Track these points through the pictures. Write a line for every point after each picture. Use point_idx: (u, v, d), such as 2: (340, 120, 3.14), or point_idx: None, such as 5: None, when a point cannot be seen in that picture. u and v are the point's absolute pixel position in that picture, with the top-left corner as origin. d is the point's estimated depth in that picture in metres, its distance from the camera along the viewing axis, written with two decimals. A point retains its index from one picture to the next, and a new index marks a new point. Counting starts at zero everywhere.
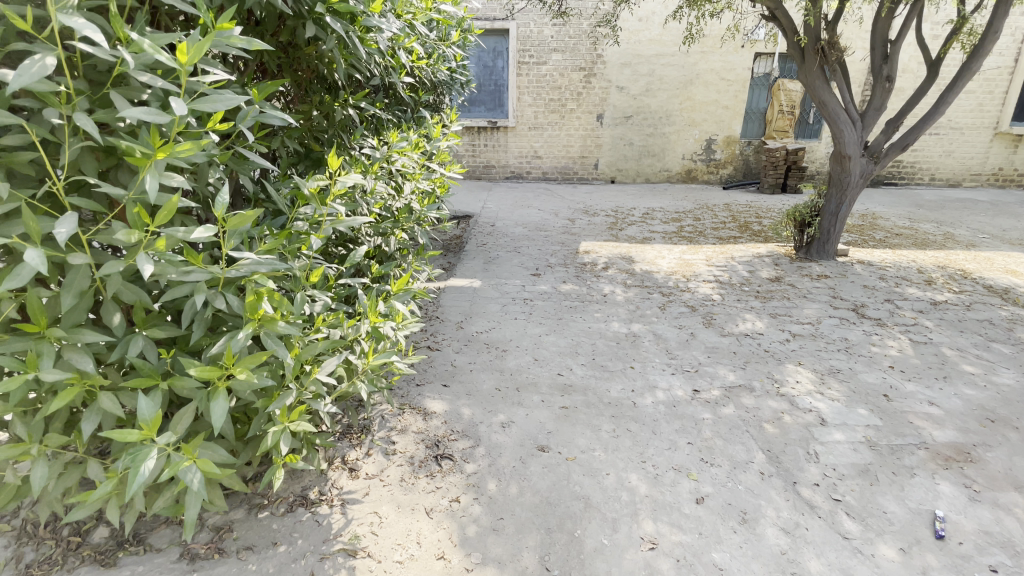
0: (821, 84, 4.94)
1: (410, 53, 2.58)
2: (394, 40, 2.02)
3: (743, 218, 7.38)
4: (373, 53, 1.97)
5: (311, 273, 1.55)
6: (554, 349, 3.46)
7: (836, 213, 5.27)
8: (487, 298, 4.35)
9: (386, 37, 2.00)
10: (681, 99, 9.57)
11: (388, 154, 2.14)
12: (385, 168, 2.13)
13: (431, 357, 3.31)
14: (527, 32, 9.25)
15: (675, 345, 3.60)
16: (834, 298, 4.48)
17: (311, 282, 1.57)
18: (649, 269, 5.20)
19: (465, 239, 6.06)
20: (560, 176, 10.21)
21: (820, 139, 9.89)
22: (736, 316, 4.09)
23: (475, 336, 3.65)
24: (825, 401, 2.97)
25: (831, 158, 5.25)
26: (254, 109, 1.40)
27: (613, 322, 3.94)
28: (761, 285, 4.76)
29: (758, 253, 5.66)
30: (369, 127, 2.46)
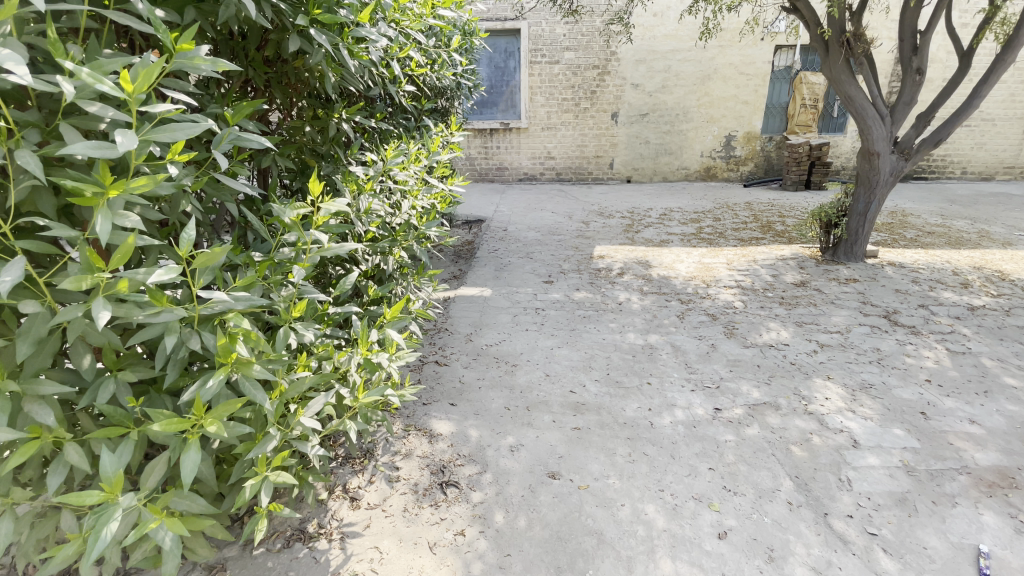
0: (847, 78, 4.69)
1: (409, 62, 2.48)
2: (388, 51, 1.92)
3: (765, 217, 7.13)
4: (366, 64, 1.88)
5: (296, 305, 1.45)
6: (566, 363, 3.32)
7: (865, 212, 5.01)
8: (498, 308, 4.24)
9: (379, 47, 1.90)
10: (698, 95, 9.31)
11: (383, 171, 2.03)
12: (381, 185, 2.02)
13: (439, 373, 3.20)
14: (539, 31, 9.10)
15: (694, 358, 3.43)
16: (864, 304, 4.24)
17: (297, 314, 1.47)
18: (667, 274, 5.02)
19: (477, 246, 5.96)
20: (574, 176, 10.03)
21: (845, 133, 9.53)
22: (759, 326, 3.90)
23: (485, 349, 3.53)
24: (857, 421, 2.78)
25: (858, 155, 5.00)
26: (231, 132, 1.30)
27: (629, 333, 3.79)
28: (785, 290, 4.55)
29: (781, 255, 5.43)
30: (368, 140, 2.37)
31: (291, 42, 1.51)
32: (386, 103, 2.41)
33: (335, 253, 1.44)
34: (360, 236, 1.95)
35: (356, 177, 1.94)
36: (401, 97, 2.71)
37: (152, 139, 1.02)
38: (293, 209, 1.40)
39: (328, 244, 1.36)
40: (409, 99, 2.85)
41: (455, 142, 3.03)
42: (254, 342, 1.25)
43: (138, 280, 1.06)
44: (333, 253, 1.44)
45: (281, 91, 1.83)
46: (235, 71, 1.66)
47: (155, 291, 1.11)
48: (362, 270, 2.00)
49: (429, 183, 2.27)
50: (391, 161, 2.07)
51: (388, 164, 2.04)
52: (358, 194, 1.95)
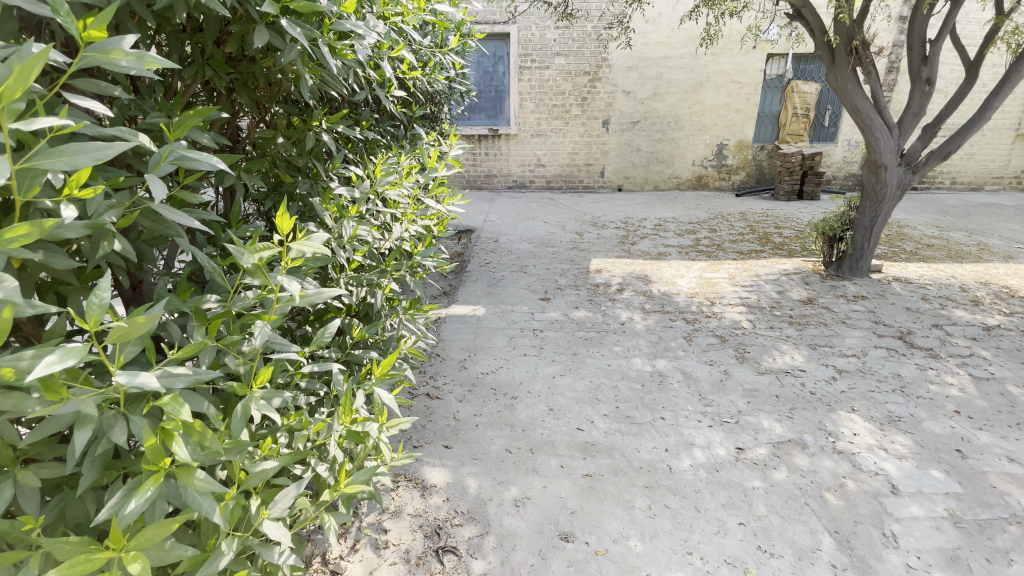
0: (854, 88, 4.53)
1: (401, 63, 2.20)
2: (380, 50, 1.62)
3: (761, 228, 6.96)
4: (352, 63, 1.57)
5: (257, 375, 1.13)
6: (571, 395, 3.03)
7: (871, 226, 4.85)
8: (493, 329, 3.93)
9: (366, 43, 1.59)
10: (690, 103, 9.17)
11: (373, 190, 1.73)
12: (371, 209, 1.71)
13: (431, 408, 2.89)
14: (528, 35, 8.88)
15: (708, 387, 3.16)
16: (877, 324, 4.05)
17: (260, 384, 1.14)
18: (669, 290, 4.77)
19: (466, 259, 5.66)
20: (564, 185, 9.78)
21: (836, 142, 9.47)
22: (771, 348, 3.66)
23: (481, 378, 3.22)
24: (891, 461, 2.57)
25: (863, 167, 4.83)
26: (171, 150, 1.00)
27: (635, 358, 3.51)
28: (794, 308, 4.34)
29: (784, 269, 5.23)
30: (353, 152, 2.07)
31: (258, 35, 1.20)
32: (372, 112, 2.10)
33: (310, 305, 1.11)
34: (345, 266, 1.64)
35: (337, 200, 1.63)
36: (389, 104, 2.40)
37: (43, 167, 0.71)
38: (254, 253, 1.02)
39: (293, 293, 1.01)
40: (399, 105, 2.54)
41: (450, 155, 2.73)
42: (198, 433, 0.92)
43: (25, 366, 0.74)
44: (305, 305, 1.11)
45: (249, 97, 1.52)
46: (188, 70, 1.34)
47: (55, 380, 0.78)
48: (348, 305, 1.69)
49: (425, 204, 1.95)
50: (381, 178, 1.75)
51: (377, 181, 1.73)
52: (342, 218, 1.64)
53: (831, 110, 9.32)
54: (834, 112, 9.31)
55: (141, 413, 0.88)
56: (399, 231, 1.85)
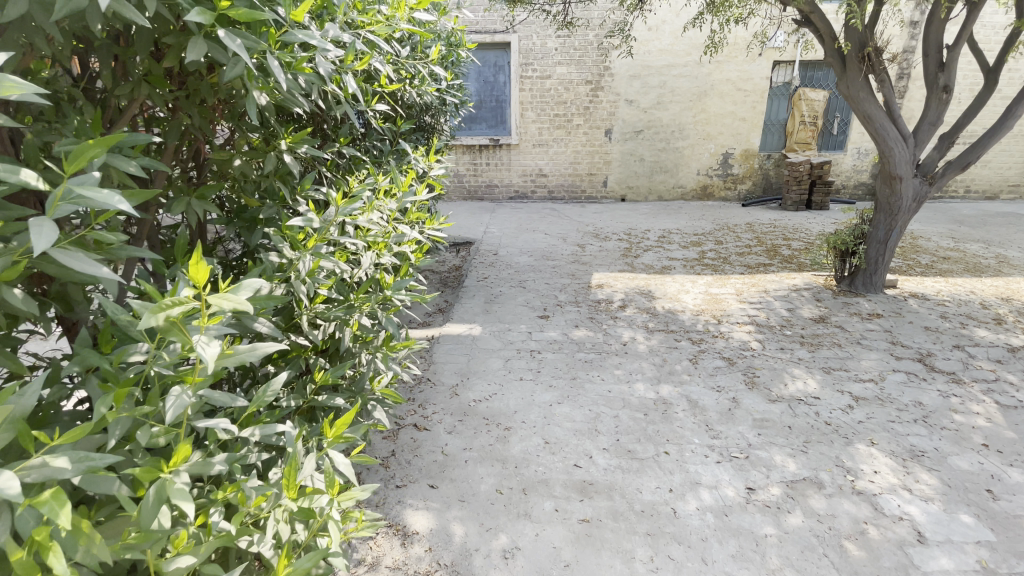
0: (866, 96, 4.34)
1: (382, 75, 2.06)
2: (348, 63, 1.45)
3: (769, 240, 6.75)
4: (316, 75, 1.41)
5: (175, 452, 0.94)
6: (568, 426, 2.84)
7: (886, 240, 4.65)
8: (488, 351, 3.74)
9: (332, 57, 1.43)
10: (695, 111, 9.00)
11: (343, 216, 1.52)
12: (339, 238, 1.52)
13: (417, 442, 2.70)
14: (530, 44, 8.77)
15: (715, 417, 2.96)
16: (894, 345, 3.83)
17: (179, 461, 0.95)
18: (673, 307, 4.57)
19: (464, 273, 5.50)
20: (567, 195, 9.62)
21: (845, 151, 9.25)
22: (782, 373, 3.46)
23: (473, 406, 3.03)
24: (916, 504, 2.35)
25: (877, 178, 4.63)
26: (63, 188, 0.81)
27: (638, 384, 3.31)
28: (805, 328, 4.13)
29: (794, 285, 5.02)
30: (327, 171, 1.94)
31: (194, 48, 1.05)
32: (350, 128, 1.97)
33: (242, 363, 0.94)
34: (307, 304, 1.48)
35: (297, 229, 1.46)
36: (369, 117, 2.25)
37: None
38: (159, 312, 0.81)
39: (210, 362, 0.82)
40: (382, 120, 2.40)
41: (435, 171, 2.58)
42: (86, 538, 0.77)
43: None
44: (237, 362, 0.94)
45: (204, 115, 1.40)
46: (123, 88, 1.22)
47: None
48: (313, 344, 1.55)
49: (402, 229, 1.72)
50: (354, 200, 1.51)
51: (347, 207, 1.51)
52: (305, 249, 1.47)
53: (839, 118, 9.12)
54: (842, 120, 9.12)
55: (22, 505, 0.72)
56: (375, 258, 1.62)
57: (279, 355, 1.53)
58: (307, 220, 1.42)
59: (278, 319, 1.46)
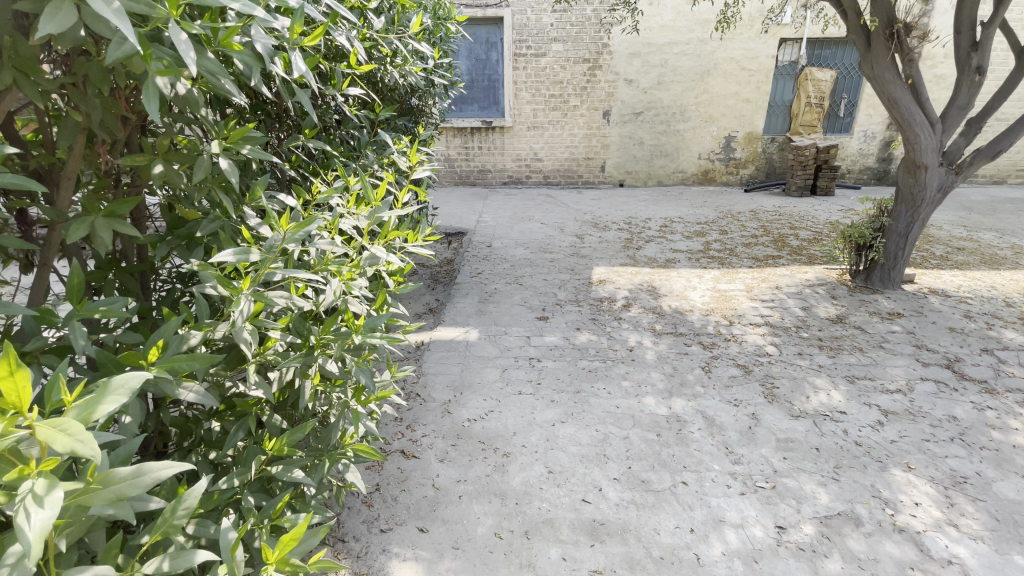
0: (891, 78, 4.00)
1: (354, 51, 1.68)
2: (296, 35, 1.09)
3: (776, 229, 6.45)
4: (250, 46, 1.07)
5: None
6: (574, 451, 2.54)
7: (906, 233, 4.38)
8: (483, 359, 3.43)
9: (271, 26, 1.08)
10: (697, 92, 8.60)
11: (292, 243, 1.13)
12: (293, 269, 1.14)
13: (405, 473, 2.39)
14: (524, 20, 8.28)
15: (735, 437, 2.69)
16: (919, 350, 3.58)
17: None
18: (681, 306, 4.28)
19: (456, 268, 5.17)
20: (562, 180, 9.23)
21: (851, 134, 8.92)
22: (803, 383, 3.20)
23: (467, 428, 2.72)
24: (964, 543, 2.10)
25: (900, 167, 4.32)
26: None
27: (648, 398, 3.01)
28: (823, 329, 3.86)
29: (806, 280, 4.75)
30: (287, 169, 1.62)
31: (56, 21, 0.72)
32: (314, 119, 1.65)
33: (120, 498, 0.64)
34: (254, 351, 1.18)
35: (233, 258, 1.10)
36: (339, 101, 1.91)
37: None
38: None
39: (33, 545, 0.51)
40: (355, 107, 2.04)
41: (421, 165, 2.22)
42: None
43: None
44: (112, 496, 0.64)
45: (107, 108, 1.08)
46: None
47: None
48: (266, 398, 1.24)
49: (374, 250, 1.32)
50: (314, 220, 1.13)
51: (299, 231, 1.12)
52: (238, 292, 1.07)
53: (846, 100, 8.76)
54: (849, 102, 8.76)
55: None
56: (345, 291, 1.24)
57: (226, 405, 1.30)
58: (241, 254, 1.04)
59: (217, 370, 1.16)
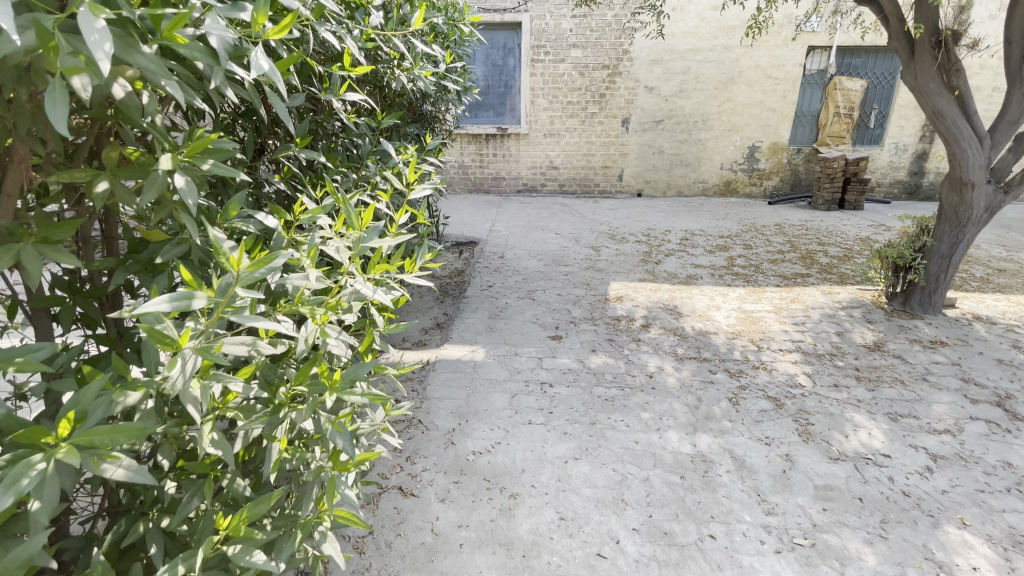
0: (937, 89, 3.71)
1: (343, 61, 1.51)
2: (260, 26, 0.86)
3: (803, 244, 6.15)
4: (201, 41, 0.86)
5: None
6: (588, 495, 2.30)
7: (950, 254, 4.07)
8: (491, 382, 3.20)
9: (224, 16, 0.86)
10: (720, 100, 8.33)
11: (248, 284, 0.87)
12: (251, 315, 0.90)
13: (402, 515, 2.17)
14: (543, 25, 8.11)
15: (768, 483, 2.42)
16: (967, 384, 3.27)
17: None
18: (704, 328, 4.02)
19: (467, 280, 4.98)
20: (579, 189, 9.01)
21: (882, 146, 8.57)
22: (841, 420, 2.92)
23: (471, 462, 2.50)
24: None
25: (944, 184, 4.01)
26: None
27: (670, 434, 2.76)
28: (859, 358, 3.57)
29: (838, 301, 4.46)
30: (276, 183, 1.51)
31: None
32: (305, 127, 1.53)
33: None
34: (207, 405, 0.98)
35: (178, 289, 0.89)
36: (338, 109, 1.78)
37: None
38: None
39: None
40: (353, 115, 1.88)
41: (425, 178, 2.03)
42: None
43: None
44: None
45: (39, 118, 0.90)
46: None
47: None
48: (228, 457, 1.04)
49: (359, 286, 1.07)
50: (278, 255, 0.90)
51: (258, 269, 0.88)
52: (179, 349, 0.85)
53: (877, 110, 8.42)
54: (880, 112, 8.41)
55: None
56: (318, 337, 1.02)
57: (183, 460, 1.11)
58: (181, 298, 0.80)
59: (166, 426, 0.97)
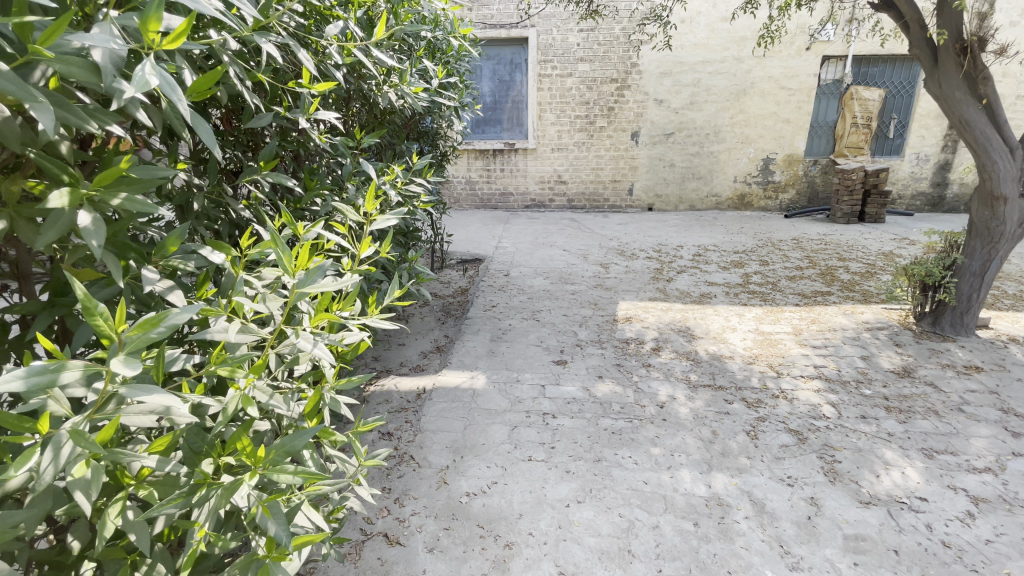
0: (964, 98, 3.48)
1: (302, 77, 1.38)
2: (154, 37, 0.70)
3: (822, 260, 5.90)
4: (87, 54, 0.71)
5: None
6: (591, 545, 2.09)
7: (982, 272, 3.81)
8: (490, 413, 3.01)
9: (113, 26, 0.71)
10: (732, 112, 8.14)
11: (131, 355, 0.67)
12: (148, 390, 0.71)
13: (386, 567, 1.98)
14: (550, 39, 8.03)
15: (792, 532, 2.19)
16: (1007, 415, 3.00)
17: None
18: (719, 351, 3.79)
19: (470, 300, 4.81)
20: (588, 204, 8.85)
21: (902, 157, 8.28)
22: (870, 457, 2.67)
23: (465, 505, 2.30)
24: None
25: (974, 197, 3.75)
26: None
27: (682, 472, 2.54)
28: (887, 386, 3.31)
29: (863, 322, 4.20)
30: (242, 210, 1.48)
31: None
32: (271, 151, 1.45)
33: None
34: (118, 481, 0.83)
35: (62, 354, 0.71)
36: (314, 131, 1.66)
37: None
38: None
39: None
40: (325, 135, 1.75)
41: (395, 200, 1.88)
42: None
43: None
44: None
45: None
46: None
47: None
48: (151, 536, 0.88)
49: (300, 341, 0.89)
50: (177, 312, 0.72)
51: (150, 331, 0.68)
52: (49, 432, 0.68)
53: (896, 120, 8.15)
54: (900, 122, 8.15)
55: None
56: (239, 405, 0.85)
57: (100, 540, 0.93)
58: (39, 375, 0.63)
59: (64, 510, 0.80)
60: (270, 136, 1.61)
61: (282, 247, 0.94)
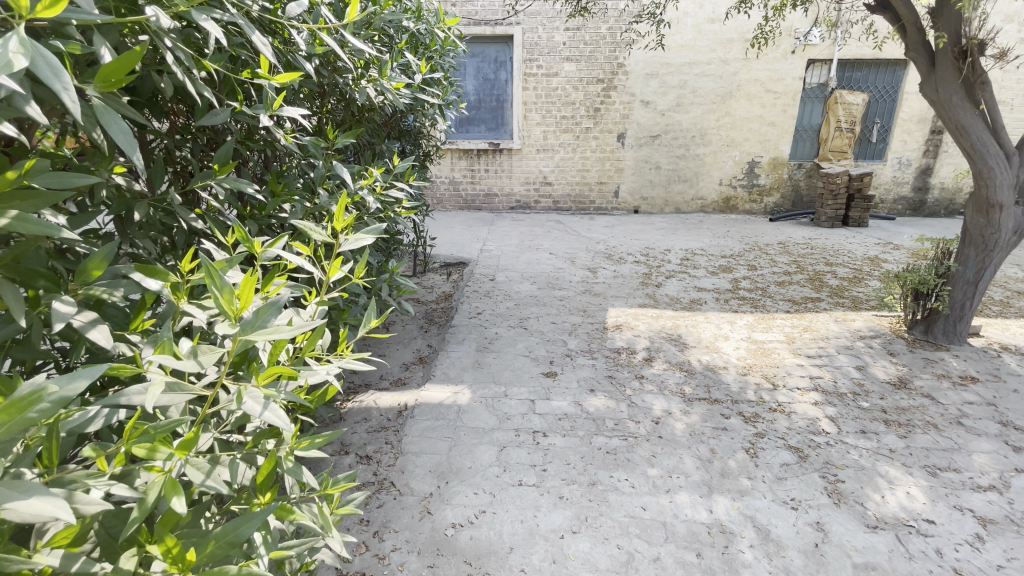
0: (960, 103, 3.42)
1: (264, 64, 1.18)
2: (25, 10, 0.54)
3: (810, 265, 5.86)
4: None
5: None
6: None
7: (976, 280, 3.76)
8: (476, 431, 2.83)
9: None
10: (719, 114, 8.10)
11: None
12: (31, 492, 0.52)
13: None
14: (535, 38, 7.87)
15: (799, 562, 2.05)
16: (1007, 428, 2.93)
17: None
18: (712, 361, 3.68)
19: (454, 306, 4.62)
20: (574, 206, 8.72)
21: (885, 161, 8.35)
22: (874, 476, 2.56)
23: (450, 539, 2.11)
24: None
25: (969, 203, 3.70)
26: None
27: (681, 496, 2.39)
28: (885, 398, 3.22)
29: (856, 330, 4.13)
30: (195, 219, 1.25)
31: None
32: (229, 150, 1.23)
33: None
34: None
35: None
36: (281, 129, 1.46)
37: None
38: None
39: None
40: (293, 134, 1.55)
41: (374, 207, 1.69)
42: None
43: None
44: None
45: None
46: None
47: None
48: None
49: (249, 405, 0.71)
50: (69, 379, 0.54)
51: (28, 414, 0.50)
52: None
53: (879, 125, 8.20)
54: (883, 127, 8.20)
55: None
56: (165, 493, 0.65)
57: None
58: None
59: None
60: (231, 137, 1.40)
61: (221, 283, 0.73)
